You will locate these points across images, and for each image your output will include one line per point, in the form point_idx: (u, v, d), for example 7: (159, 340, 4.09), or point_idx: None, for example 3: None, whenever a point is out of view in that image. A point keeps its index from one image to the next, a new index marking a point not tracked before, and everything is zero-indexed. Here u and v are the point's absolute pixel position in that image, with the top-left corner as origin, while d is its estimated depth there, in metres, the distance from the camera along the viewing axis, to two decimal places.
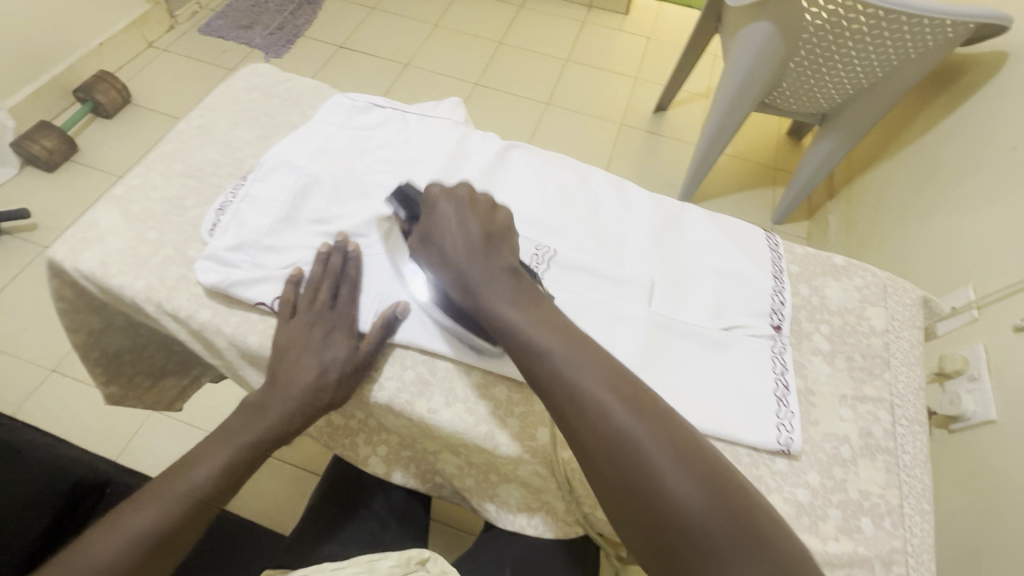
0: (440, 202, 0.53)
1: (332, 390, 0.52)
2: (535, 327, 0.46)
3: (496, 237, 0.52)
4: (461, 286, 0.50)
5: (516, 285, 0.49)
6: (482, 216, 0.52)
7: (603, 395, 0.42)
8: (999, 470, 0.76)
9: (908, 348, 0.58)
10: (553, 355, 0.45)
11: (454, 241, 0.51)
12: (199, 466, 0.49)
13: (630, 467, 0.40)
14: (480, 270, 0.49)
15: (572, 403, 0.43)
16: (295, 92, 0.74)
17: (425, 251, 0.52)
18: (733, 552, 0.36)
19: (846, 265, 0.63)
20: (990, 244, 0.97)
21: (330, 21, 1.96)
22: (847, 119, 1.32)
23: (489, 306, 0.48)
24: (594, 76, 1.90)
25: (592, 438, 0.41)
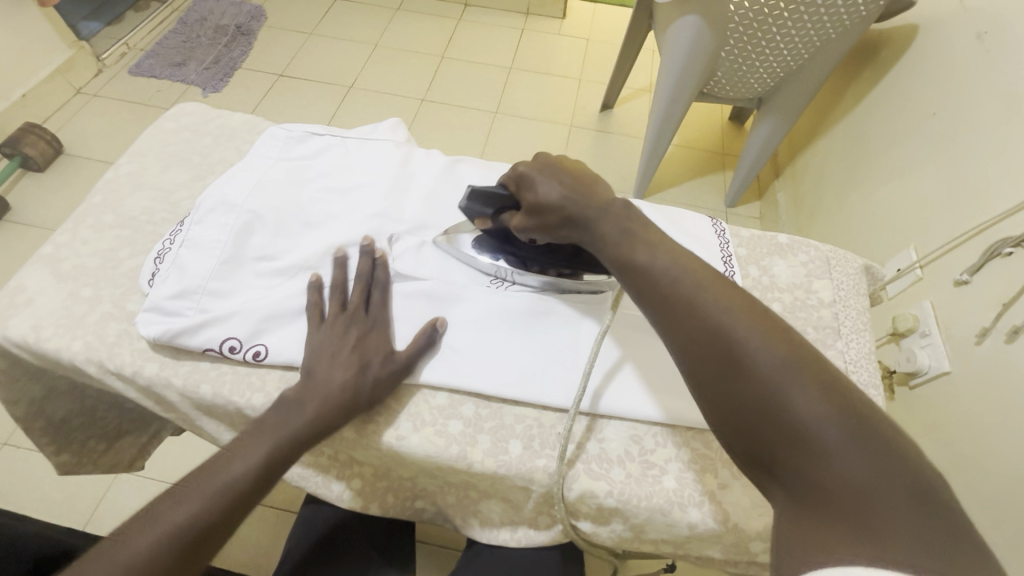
0: (532, 177, 0.52)
1: (371, 389, 0.50)
2: (642, 244, 0.45)
3: (587, 185, 0.50)
4: (579, 228, 0.49)
5: (629, 215, 0.48)
6: (570, 172, 0.51)
7: (704, 299, 0.40)
8: (959, 419, 0.80)
9: (856, 315, 0.60)
10: (656, 266, 0.43)
11: (559, 205, 0.50)
12: (237, 459, 0.46)
13: (731, 369, 0.38)
14: (592, 206, 0.48)
15: (669, 307, 0.41)
16: (227, 127, 0.73)
17: (539, 222, 0.52)
18: (846, 450, 0.33)
19: (791, 243, 0.65)
20: (923, 206, 1.02)
21: (267, 50, 1.93)
22: (781, 100, 1.38)
23: (610, 238, 0.47)
24: (539, 81, 1.92)
25: (689, 341, 0.40)
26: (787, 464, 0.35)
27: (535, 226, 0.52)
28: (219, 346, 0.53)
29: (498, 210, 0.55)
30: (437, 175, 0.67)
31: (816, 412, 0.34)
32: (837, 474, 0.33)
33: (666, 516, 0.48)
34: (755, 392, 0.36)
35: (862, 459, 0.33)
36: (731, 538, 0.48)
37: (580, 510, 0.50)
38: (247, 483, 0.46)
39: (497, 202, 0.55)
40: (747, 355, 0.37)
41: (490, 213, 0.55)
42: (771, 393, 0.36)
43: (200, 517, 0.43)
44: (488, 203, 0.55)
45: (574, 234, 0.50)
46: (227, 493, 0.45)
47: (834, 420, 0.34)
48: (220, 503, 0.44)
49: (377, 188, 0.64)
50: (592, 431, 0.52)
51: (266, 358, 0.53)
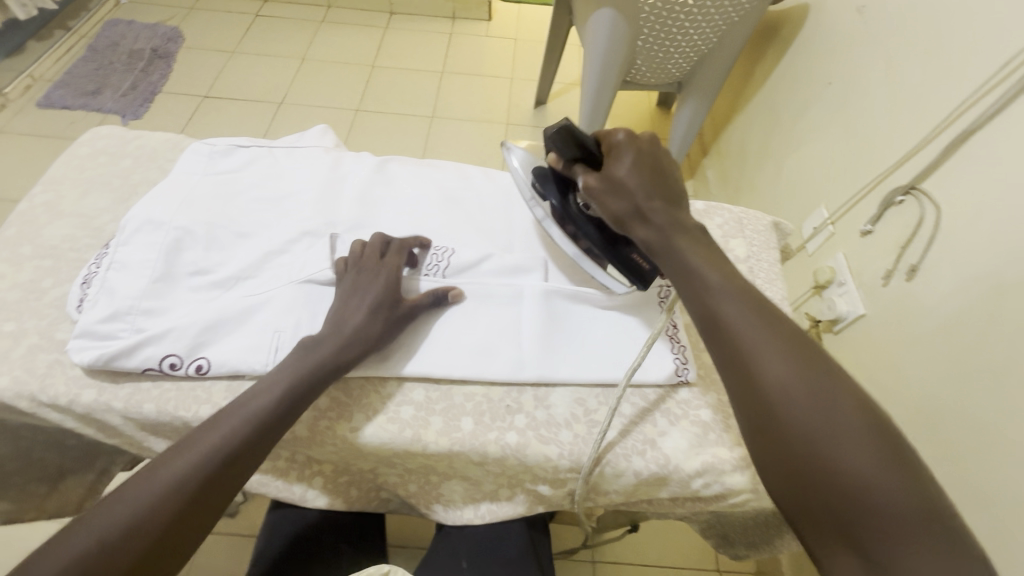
0: (626, 152, 0.52)
1: (374, 334, 0.53)
2: (719, 290, 0.46)
3: (670, 199, 0.52)
4: (652, 230, 0.50)
5: (701, 240, 0.51)
6: (660, 179, 0.53)
7: (781, 345, 0.42)
8: (876, 354, 0.88)
9: (768, 267, 0.66)
10: (732, 302, 0.45)
11: (642, 201, 0.51)
12: (191, 448, 0.44)
13: (806, 414, 0.40)
14: (672, 225, 0.50)
15: (741, 344, 0.43)
16: (147, 148, 0.71)
17: (605, 196, 0.52)
18: (916, 536, 0.35)
19: (707, 208, 0.70)
20: (829, 168, 1.11)
21: (188, 71, 1.87)
22: (699, 83, 1.46)
23: (683, 265, 0.48)
24: (471, 83, 1.95)
25: (770, 378, 0.41)
26: (855, 531, 0.36)
27: (604, 194, 0.52)
28: (158, 363, 0.52)
29: (573, 161, 0.54)
30: (369, 175, 0.68)
31: (887, 473, 0.37)
32: (903, 553, 0.34)
33: (613, 468, 0.52)
34: (826, 438, 0.38)
35: (934, 549, 0.34)
36: (674, 479, 0.52)
37: (536, 476, 0.53)
38: (200, 477, 0.43)
39: (581, 152, 0.53)
40: (828, 405, 0.40)
41: (567, 158, 0.54)
42: (856, 470, 0.37)
43: (149, 513, 0.41)
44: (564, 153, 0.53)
45: (637, 229, 0.51)
46: (177, 486, 0.42)
47: (902, 486, 0.36)
48: (171, 499, 0.42)
49: (311, 193, 0.65)
50: (539, 399, 0.55)
51: (210, 370, 0.53)
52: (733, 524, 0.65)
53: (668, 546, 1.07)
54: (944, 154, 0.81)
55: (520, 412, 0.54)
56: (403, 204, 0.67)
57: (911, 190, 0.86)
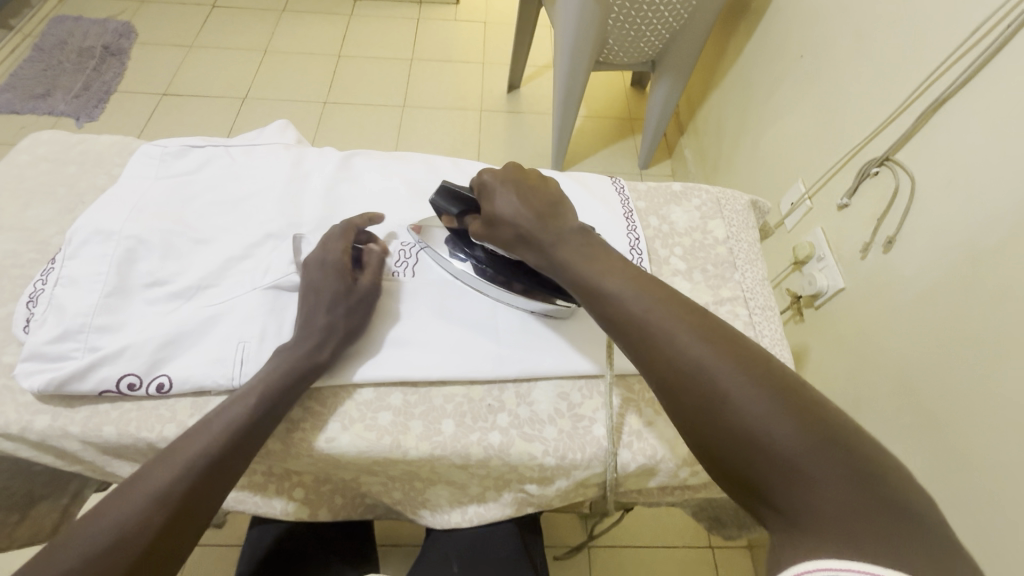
0: (490, 184, 0.50)
1: (341, 328, 0.51)
2: (599, 271, 0.44)
3: (544, 207, 0.49)
4: (534, 248, 0.48)
5: (583, 237, 0.47)
6: (534, 186, 0.50)
7: (664, 330, 0.39)
8: (857, 328, 0.88)
9: (748, 247, 0.65)
10: (615, 295, 0.42)
11: (517, 214, 0.48)
12: (161, 469, 0.41)
13: (698, 399, 0.37)
14: (548, 230, 0.47)
15: (634, 337, 0.41)
16: (93, 152, 0.67)
17: (491, 233, 0.50)
18: (823, 480, 0.32)
19: (684, 190, 0.69)
20: (804, 142, 1.11)
21: (144, 69, 1.78)
22: (672, 61, 1.44)
23: (567, 262, 0.46)
24: (442, 69, 1.90)
25: (657, 352, 0.39)
26: (771, 491, 0.33)
27: (490, 230, 0.50)
28: (115, 385, 0.49)
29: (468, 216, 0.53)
30: (333, 172, 0.65)
31: (788, 435, 0.33)
32: (818, 502, 0.31)
33: (601, 462, 0.50)
34: (721, 416, 0.36)
35: (845, 492, 0.31)
36: (662, 469, 0.51)
37: (523, 476, 0.52)
38: (186, 485, 0.41)
39: (466, 203, 0.53)
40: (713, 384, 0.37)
41: (455, 213, 0.54)
42: (754, 428, 0.34)
43: (134, 527, 0.38)
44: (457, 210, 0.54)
45: (525, 252, 0.49)
46: (164, 496, 0.40)
47: (807, 443, 0.33)
48: (158, 510, 0.39)
49: (271, 194, 0.62)
50: (521, 396, 0.53)
51: (172, 388, 0.50)
52: (724, 507, 0.65)
53: (662, 528, 1.08)
54: (917, 123, 0.80)
55: (503, 411, 0.52)
56: (370, 201, 0.64)
57: (886, 161, 0.86)
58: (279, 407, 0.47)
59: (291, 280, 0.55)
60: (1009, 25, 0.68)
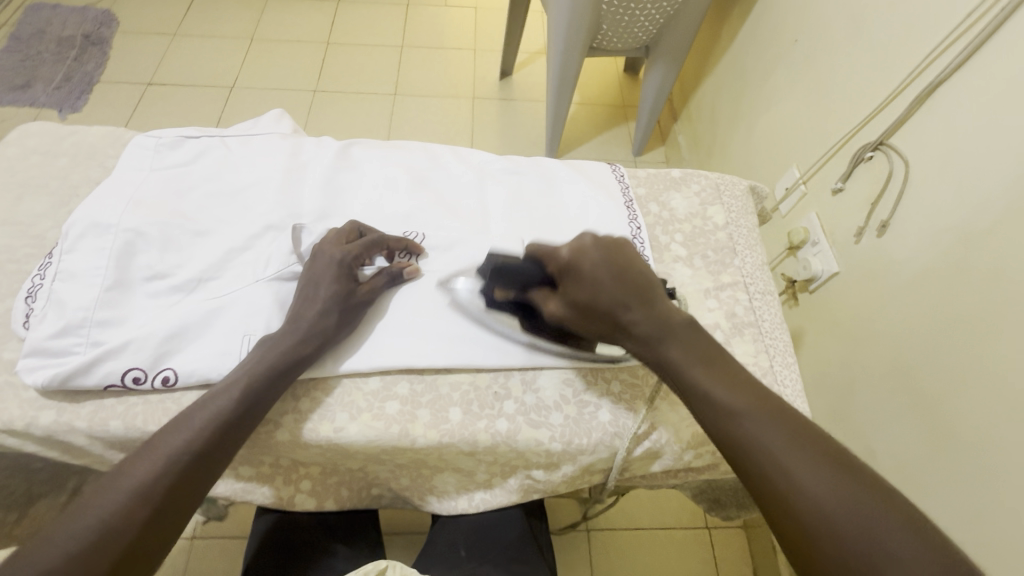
0: (578, 263, 0.47)
1: (327, 328, 0.51)
2: (721, 388, 0.41)
3: (645, 293, 0.45)
4: (635, 341, 0.45)
5: (691, 336, 0.44)
6: (630, 266, 0.47)
7: (805, 458, 0.36)
8: (851, 311, 0.90)
9: (748, 233, 0.66)
10: (748, 421, 0.39)
11: (608, 300, 0.45)
12: (145, 458, 0.41)
13: (850, 545, 0.33)
14: (655, 325, 0.44)
15: (766, 472, 0.37)
16: (85, 144, 0.66)
17: (574, 315, 0.47)
18: None
19: (684, 176, 0.69)
20: (798, 128, 1.11)
21: (127, 59, 1.74)
22: (665, 47, 1.43)
23: (675, 364, 0.43)
24: (433, 56, 1.87)
25: (801, 498, 0.35)
26: None
27: (567, 311, 0.48)
28: (120, 379, 0.49)
29: (527, 286, 0.51)
30: (332, 161, 0.65)
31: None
32: None
33: (607, 446, 0.51)
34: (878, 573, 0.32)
35: None
36: (667, 451, 0.52)
37: (530, 461, 0.52)
38: (163, 481, 0.41)
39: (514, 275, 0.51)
40: (870, 538, 0.33)
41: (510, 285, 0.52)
42: None
43: (118, 521, 0.38)
44: (511, 281, 0.52)
45: (622, 341, 0.46)
46: (141, 494, 0.40)
47: None
48: (140, 505, 0.39)
49: (269, 185, 0.61)
50: (527, 383, 0.53)
51: (177, 381, 0.50)
52: (724, 488, 0.66)
53: (660, 510, 1.10)
54: (912, 108, 0.81)
55: (510, 398, 0.53)
56: (370, 190, 0.63)
57: (880, 146, 0.86)
58: (262, 403, 0.47)
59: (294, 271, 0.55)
60: (1002, 10, 0.68)
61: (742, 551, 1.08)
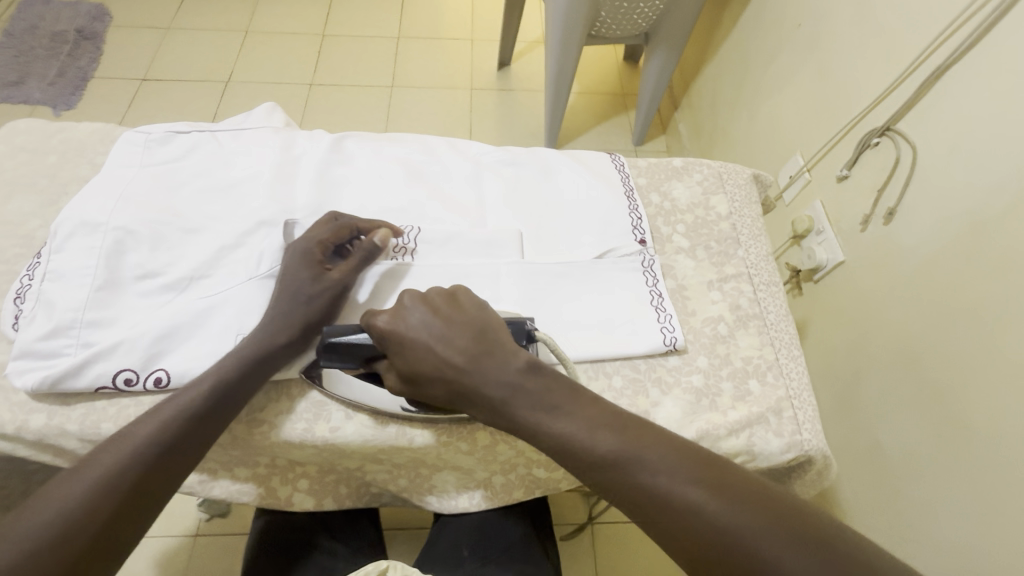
0: (403, 334, 0.44)
1: (298, 316, 0.50)
2: (582, 436, 0.40)
3: (480, 350, 0.44)
4: (484, 403, 0.43)
5: (538, 381, 0.43)
6: (458, 320, 0.45)
7: (682, 489, 0.37)
8: (856, 301, 0.88)
9: (752, 223, 0.64)
10: (617, 461, 0.39)
11: (446, 369, 0.44)
12: (117, 448, 0.41)
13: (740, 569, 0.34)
14: (500, 385, 0.43)
15: (645, 508, 0.38)
16: (73, 141, 0.64)
17: (417, 387, 0.45)
18: None
19: (685, 165, 0.67)
20: (802, 114, 1.09)
21: (120, 53, 1.72)
22: (666, 34, 1.40)
23: (529, 424, 0.42)
24: (430, 47, 1.84)
25: (688, 527, 0.36)
26: None
27: (415, 383, 0.45)
28: (111, 381, 0.48)
29: (368, 357, 0.47)
30: (325, 155, 0.63)
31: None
32: None
33: None
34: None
35: None
36: None
37: (530, 459, 0.51)
38: (134, 472, 0.41)
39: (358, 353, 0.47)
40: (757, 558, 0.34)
41: (362, 362, 0.47)
42: None
43: (86, 511, 0.38)
44: (347, 356, 0.47)
45: (472, 405, 0.44)
46: (111, 485, 0.40)
47: None
48: (105, 495, 0.39)
49: (261, 180, 0.60)
50: None
51: (170, 382, 0.49)
52: None
53: None
54: (919, 92, 0.79)
55: None
56: (365, 184, 0.62)
57: (886, 131, 0.84)
58: (237, 398, 0.46)
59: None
60: None
61: None
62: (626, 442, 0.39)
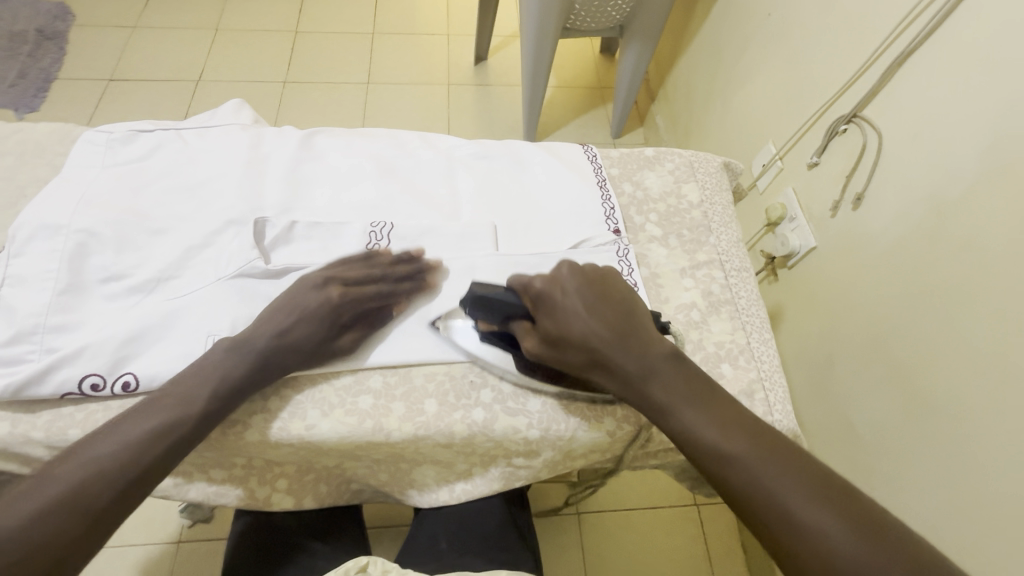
0: (557, 301, 0.46)
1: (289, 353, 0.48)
2: (713, 425, 0.41)
3: (626, 331, 0.45)
4: (618, 378, 0.45)
5: (676, 368, 0.45)
6: (609, 296, 0.47)
7: (795, 499, 0.38)
8: (828, 285, 0.90)
9: (722, 210, 0.65)
10: (738, 463, 0.39)
11: (589, 341, 0.45)
12: (94, 450, 0.41)
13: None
14: (640, 365, 0.44)
15: (760, 513, 0.38)
16: (32, 141, 0.62)
17: (556, 353, 0.46)
18: None
19: (657, 155, 0.68)
20: (773, 103, 1.10)
21: (85, 53, 1.67)
22: (640, 26, 1.41)
23: (664, 404, 0.43)
24: (406, 43, 1.83)
25: (800, 538, 0.37)
26: None
27: (551, 348, 0.46)
28: (77, 387, 0.47)
29: (508, 318, 0.48)
30: (295, 151, 0.62)
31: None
32: None
33: (586, 431, 0.51)
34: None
35: None
36: (647, 433, 0.52)
37: (508, 450, 0.52)
38: (105, 480, 0.40)
39: (500, 312, 0.48)
40: None
41: (497, 320, 0.49)
42: None
43: (52, 516, 0.38)
44: (493, 309, 0.48)
45: (604, 378, 0.46)
46: (78, 491, 0.39)
47: None
48: (61, 513, 0.38)
49: (229, 178, 0.59)
50: (503, 371, 0.53)
51: (138, 386, 0.48)
52: None
53: (648, 489, 1.11)
54: (883, 79, 0.81)
55: (485, 386, 0.52)
56: (336, 180, 0.61)
57: (853, 118, 0.86)
58: (216, 413, 0.45)
59: (255, 267, 0.53)
60: None
61: (729, 525, 1.10)
62: (759, 446, 0.40)
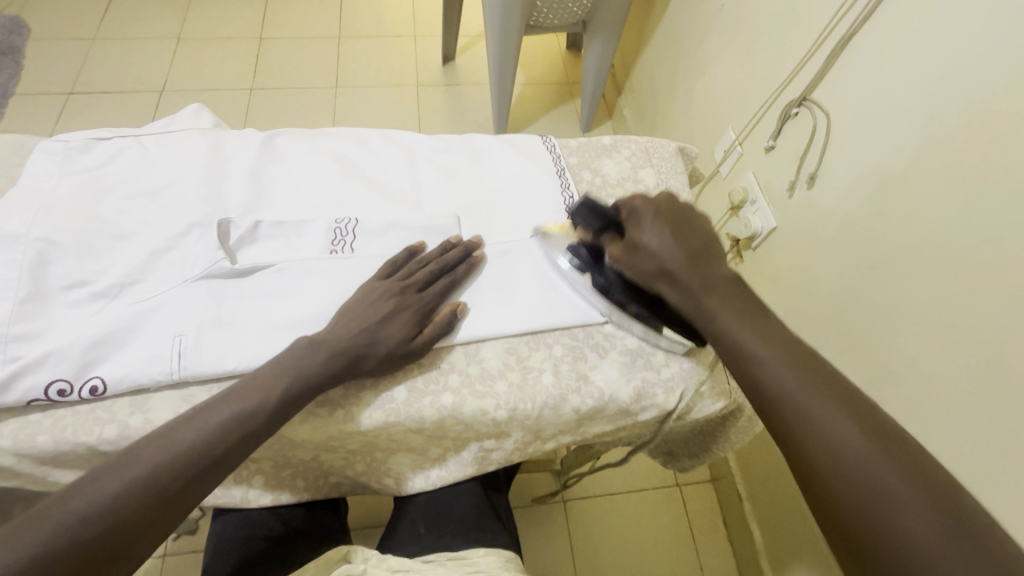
0: (646, 218, 0.50)
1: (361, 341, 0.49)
2: (752, 330, 0.42)
3: (700, 255, 0.48)
4: (680, 290, 0.47)
5: (737, 291, 0.46)
6: (686, 227, 0.49)
7: (805, 396, 0.38)
8: (789, 263, 0.94)
9: (677, 192, 0.68)
10: (761, 363, 0.41)
11: (660, 258, 0.48)
12: (175, 436, 0.42)
13: (843, 491, 0.34)
14: (701, 280, 0.46)
15: (771, 410, 0.39)
16: None
17: (632, 261, 0.50)
18: None
19: (614, 142, 0.70)
20: (730, 91, 1.14)
21: (43, 67, 1.64)
22: (601, 23, 1.43)
23: (716, 313, 0.45)
24: (374, 46, 1.83)
25: (807, 433, 0.37)
26: None
27: (628, 262, 0.50)
28: (44, 393, 0.47)
29: (607, 233, 0.52)
30: (256, 153, 0.63)
31: (953, 558, 0.30)
32: None
33: (553, 408, 0.52)
34: (872, 518, 0.33)
35: None
36: (612, 408, 0.54)
37: (479, 432, 0.53)
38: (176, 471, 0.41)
39: (604, 226, 0.52)
40: (866, 475, 0.34)
41: (596, 229, 0.52)
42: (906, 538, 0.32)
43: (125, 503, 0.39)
44: (599, 220, 0.52)
45: (668, 290, 0.48)
46: (150, 480, 0.40)
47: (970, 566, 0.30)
48: (135, 496, 0.39)
49: (190, 181, 0.59)
50: (470, 355, 0.54)
51: (107, 389, 0.48)
52: (676, 439, 0.70)
53: (630, 472, 1.14)
54: (829, 62, 0.84)
55: (454, 371, 0.53)
56: (299, 180, 0.62)
57: (804, 101, 0.89)
58: (286, 409, 0.46)
59: (221, 267, 0.54)
60: None
61: (711, 501, 1.13)
62: (794, 356, 0.40)
